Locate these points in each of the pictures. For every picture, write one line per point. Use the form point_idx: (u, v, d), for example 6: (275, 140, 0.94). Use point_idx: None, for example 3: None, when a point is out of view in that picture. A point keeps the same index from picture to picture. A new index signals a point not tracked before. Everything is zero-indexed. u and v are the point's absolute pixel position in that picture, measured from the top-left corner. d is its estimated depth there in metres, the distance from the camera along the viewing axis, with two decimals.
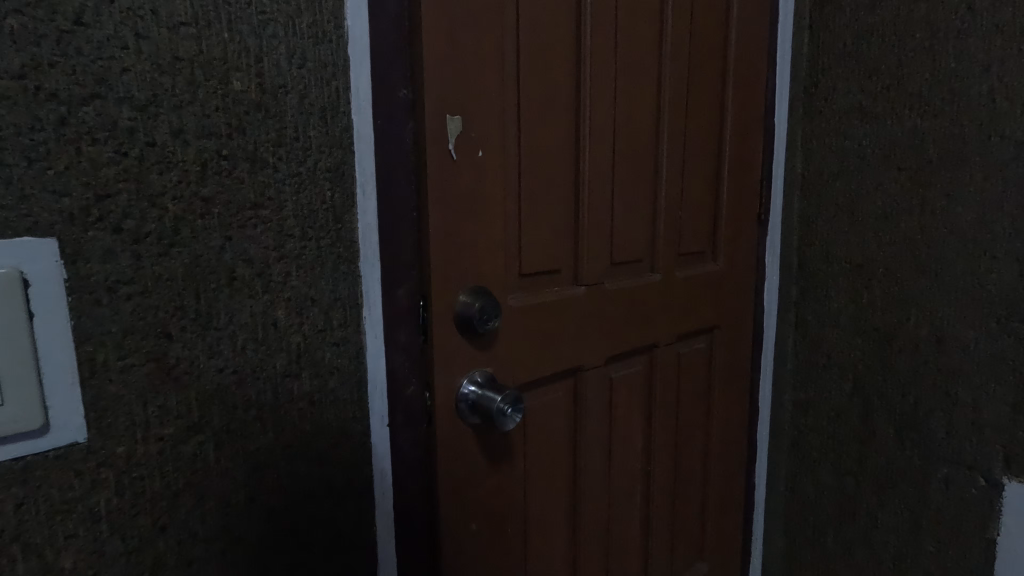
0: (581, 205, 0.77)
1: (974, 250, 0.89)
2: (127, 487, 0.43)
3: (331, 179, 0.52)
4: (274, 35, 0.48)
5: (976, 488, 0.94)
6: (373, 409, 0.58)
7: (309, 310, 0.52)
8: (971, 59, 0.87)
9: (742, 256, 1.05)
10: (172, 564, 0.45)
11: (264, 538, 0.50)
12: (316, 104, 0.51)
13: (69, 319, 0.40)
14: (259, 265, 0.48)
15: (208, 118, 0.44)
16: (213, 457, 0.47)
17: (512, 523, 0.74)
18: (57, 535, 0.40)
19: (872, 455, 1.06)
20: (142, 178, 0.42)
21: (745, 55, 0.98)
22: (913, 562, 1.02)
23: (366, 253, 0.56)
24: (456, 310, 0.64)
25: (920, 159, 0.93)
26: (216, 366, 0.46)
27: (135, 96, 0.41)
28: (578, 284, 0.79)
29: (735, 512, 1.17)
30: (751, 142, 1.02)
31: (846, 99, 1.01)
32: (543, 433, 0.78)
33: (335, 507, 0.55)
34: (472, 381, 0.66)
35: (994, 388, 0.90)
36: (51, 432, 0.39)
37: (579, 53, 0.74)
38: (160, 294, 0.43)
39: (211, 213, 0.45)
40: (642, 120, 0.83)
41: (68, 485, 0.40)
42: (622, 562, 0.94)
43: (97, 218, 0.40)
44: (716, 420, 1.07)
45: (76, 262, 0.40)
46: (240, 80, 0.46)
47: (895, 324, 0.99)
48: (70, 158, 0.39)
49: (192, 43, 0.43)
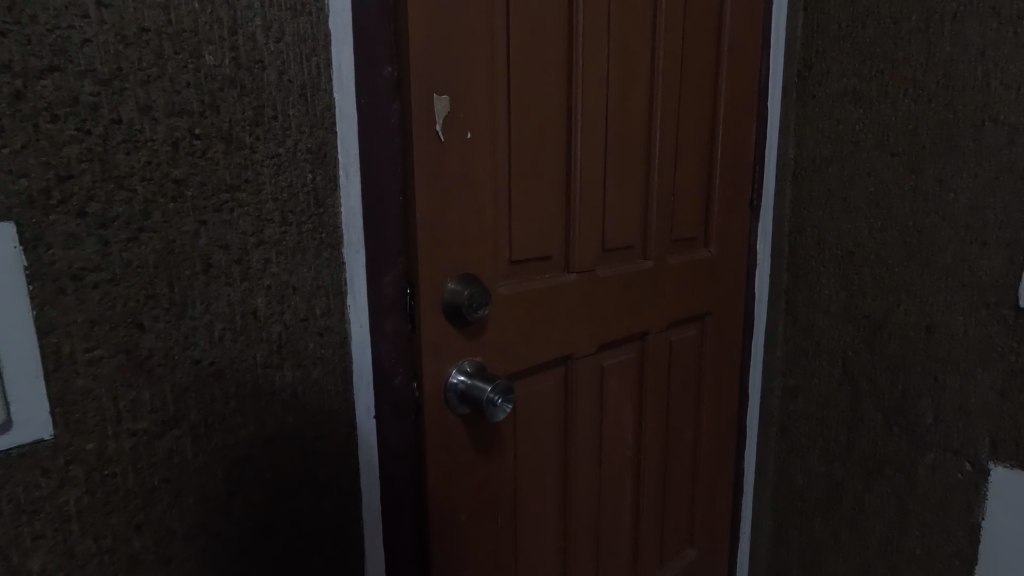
0: (573, 189, 0.75)
1: (965, 236, 0.89)
2: (98, 485, 0.41)
3: (312, 161, 0.50)
4: (249, 5, 0.45)
5: (962, 473, 0.95)
6: (359, 400, 0.56)
7: (290, 298, 0.50)
8: (967, 43, 0.85)
9: (733, 242, 1.04)
10: (149, 563, 0.43)
11: (246, 534, 0.48)
12: (295, 81, 0.48)
13: (31, 308, 0.37)
14: (236, 252, 0.46)
15: (178, 94, 0.42)
16: (191, 452, 0.45)
17: (503, 514, 0.73)
18: (23, 537, 0.38)
19: (860, 441, 1.06)
20: (107, 158, 0.39)
21: (740, 38, 0.96)
22: (900, 546, 1.04)
23: (350, 238, 0.54)
24: (445, 298, 0.62)
25: (914, 144, 0.92)
26: (192, 357, 0.44)
27: (98, 70, 0.38)
28: (569, 271, 0.77)
29: (725, 497, 1.17)
30: (745, 125, 1.01)
31: (840, 84, 0.99)
32: (533, 424, 0.77)
33: (320, 502, 0.53)
34: (461, 370, 0.65)
35: (982, 373, 0.90)
36: (14, 429, 0.37)
37: (572, 30, 0.71)
38: (129, 282, 0.41)
39: (184, 196, 0.43)
40: (636, 103, 0.81)
41: (34, 484, 0.38)
42: (612, 550, 0.94)
43: (59, 201, 0.37)
44: (706, 406, 1.07)
45: (37, 248, 0.37)
46: (212, 54, 0.43)
47: (885, 311, 0.99)
48: (28, 136, 0.36)
49: (158, 12, 0.40)
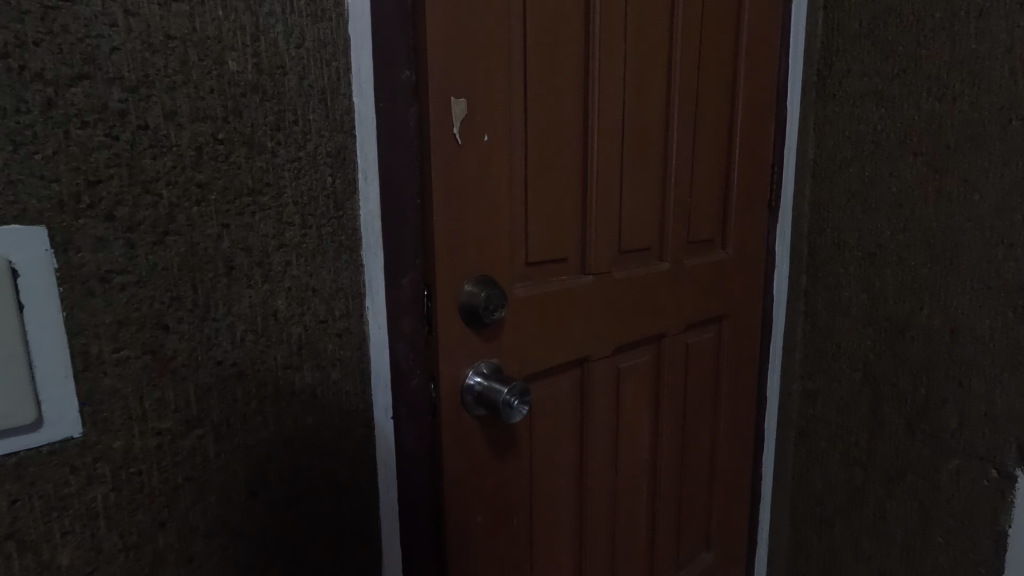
0: (589, 191, 0.75)
1: (992, 238, 0.86)
2: (124, 483, 0.42)
3: (332, 165, 0.50)
4: (271, 12, 0.46)
5: (988, 480, 0.92)
6: (376, 401, 0.57)
7: (310, 300, 0.50)
8: (993, 39, 0.83)
9: (751, 244, 1.03)
10: (173, 560, 0.44)
11: (266, 533, 0.49)
12: (316, 86, 0.49)
13: (62, 310, 0.38)
14: (258, 255, 0.47)
15: (202, 100, 0.42)
16: (214, 451, 0.46)
17: (519, 516, 0.74)
18: (53, 532, 0.39)
19: (881, 446, 1.04)
20: (134, 163, 0.40)
21: (758, 37, 0.95)
22: (923, 553, 1.01)
23: (368, 241, 0.54)
24: (462, 300, 0.62)
25: (938, 143, 0.90)
26: (214, 358, 0.45)
27: (126, 77, 0.39)
28: (585, 273, 0.77)
29: (743, 501, 1.16)
30: (763, 126, 1.00)
31: (861, 83, 0.98)
32: (549, 426, 0.76)
33: (338, 502, 0.53)
34: (478, 372, 0.65)
35: (1008, 379, 0.87)
36: (44, 427, 0.38)
37: (588, 32, 0.71)
38: (155, 284, 0.42)
39: (208, 199, 0.43)
40: (652, 105, 0.81)
41: (63, 481, 0.39)
42: (629, 554, 0.93)
43: (88, 205, 0.38)
44: (724, 409, 1.06)
45: (67, 251, 0.38)
46: (236, 60, 0.44)
47: (907, 314, 0.97)
48: (59, 142, 0.37)
49: (184, 20, 0.41)
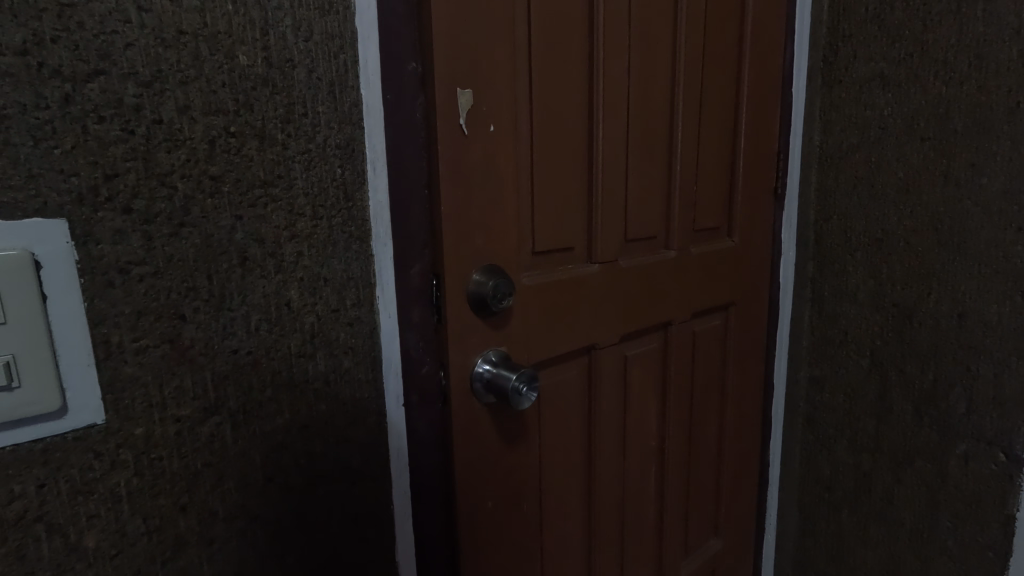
0: (595, 182, 0.75)
1: (999, 222, 0.86)
2: (146, 468, 0.43)
3: (341, 156, 0.51)
4: (280, 7, 0.46)
5: (996, 464, 0.92)
6: (387, 389, 0.58)
7: (322, 290, 0.51)
8: (1001, 22, 0.82)
9: (757, 232, 1.03)
10: (194, 543, 0.46)
11: (283, 517, 0.50)
12: (324, 78, 0.49)
13: (83, 300, 0.39)
14: (270, 246, 0.47)
15: (214, 94, 0.43)
16: (231, 437, 0.47)
17: (528, 502, 0.75)
18: (79, 516, 0.41)
19: (888, 431, 1.05)
20: (150, 156, 0.41)
21: (763, 24, 0.94)
22: (930, 538, 1.02)
23: (378, 231, 0.55)
24: (470, 289, 0.63)
25: (945, 128, 0.90)
26: (230, 347, 0.46)
27: (140, 72, 0.40)
28: (591, 262, 0.77)
29: (749, 489, 1.17)
30: (768, 113, 0.99)
31: (868, 68, 0.98)
32: (557, 414, 0.77)
33: (351, 487, 0.55)
34: (486, 360, 0.66)
35: (1016, 363, 0.87)
36: (68, 414, 0.39)
37: (593, 22, 0.71)
38: (172, 275, 0.43)
39: (221, 192, 0.44)
40: (656, 94, 0.81)
41: (88, 466, 0.41)
42: (637, 541, 0.94)
43: (106, 198, 0.39)
44: (731, 397, 1.06)
45: (87, 244, 0.39)
46: (246, 54, 0.45)
47: (915, 300, 0.97)
48: (77, 136, 0.38)
49: (195, 15, 0.42)
